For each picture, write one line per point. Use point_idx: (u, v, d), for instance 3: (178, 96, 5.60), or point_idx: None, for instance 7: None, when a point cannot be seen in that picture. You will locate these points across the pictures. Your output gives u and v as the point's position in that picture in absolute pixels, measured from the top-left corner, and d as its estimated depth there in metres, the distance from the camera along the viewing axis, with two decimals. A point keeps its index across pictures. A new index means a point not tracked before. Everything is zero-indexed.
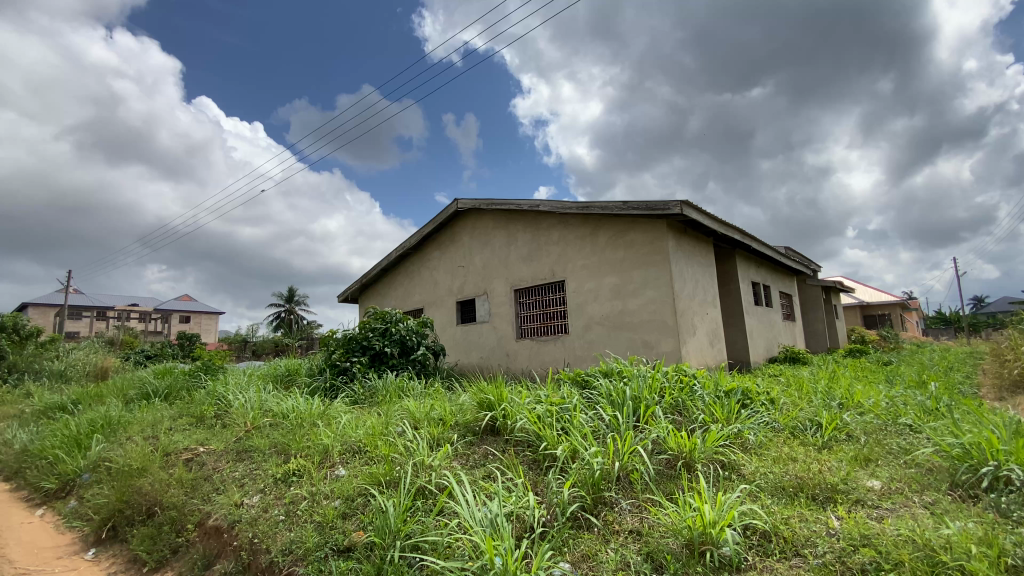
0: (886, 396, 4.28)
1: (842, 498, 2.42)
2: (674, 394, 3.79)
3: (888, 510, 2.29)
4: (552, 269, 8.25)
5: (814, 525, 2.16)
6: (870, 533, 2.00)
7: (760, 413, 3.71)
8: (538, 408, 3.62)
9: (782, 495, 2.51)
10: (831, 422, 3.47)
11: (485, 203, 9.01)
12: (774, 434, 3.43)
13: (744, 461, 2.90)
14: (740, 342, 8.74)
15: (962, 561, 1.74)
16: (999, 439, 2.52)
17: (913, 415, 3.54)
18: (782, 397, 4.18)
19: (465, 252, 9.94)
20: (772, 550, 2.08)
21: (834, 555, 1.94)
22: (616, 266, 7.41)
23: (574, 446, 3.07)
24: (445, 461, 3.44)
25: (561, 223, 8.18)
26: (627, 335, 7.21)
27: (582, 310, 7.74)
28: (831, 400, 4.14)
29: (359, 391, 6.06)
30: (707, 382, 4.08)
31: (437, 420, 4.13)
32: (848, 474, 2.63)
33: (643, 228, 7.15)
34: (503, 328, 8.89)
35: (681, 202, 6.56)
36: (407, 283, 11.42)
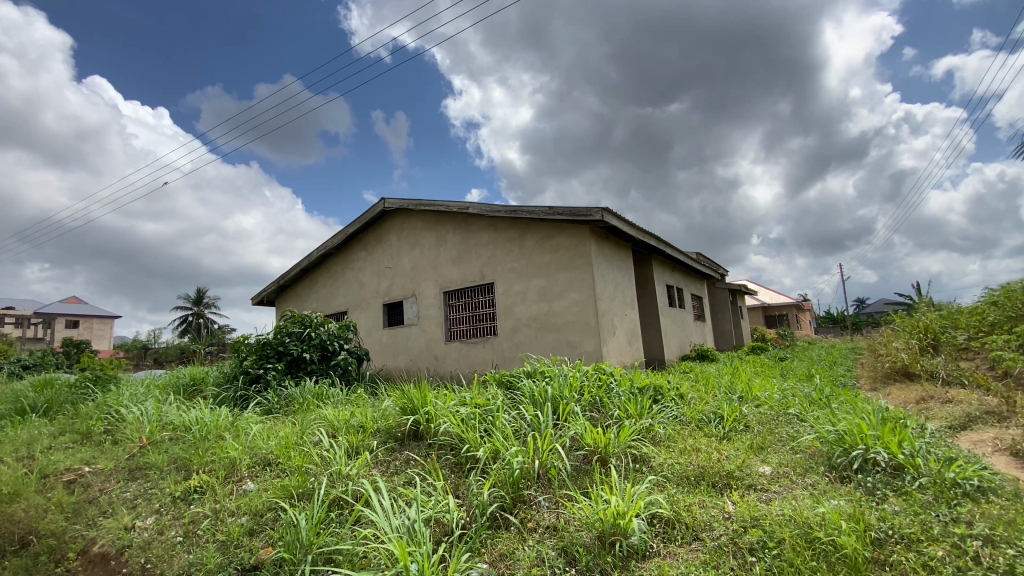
0: (779, 389, 4.72)
1: (738, 484, 2.63)
2: (592, 392, 3.93)
3: (775, 493, 2.53)
4: (481, 271, 8.26)
5: (712, 510, 2.33)
6: (758, 515, 2.18)
7: (670, 408, 3.95)
8: (461, 411, 3.59)
9: (687, 484, 2.68)
10: (731, 415, 3.76)
11: (413, 203, 8.86)
12: (682, 427, 3.67)
13: (653, 454, 3.06)
14: (656, 341, 9.24)
15: (832, 536, 1.94)
16: (867, 426, 2.85)
17: (800, 405, 3.94)
18: (690, 392, 4.48)
19: (392, 252, 9.71)
20: (675, 536, 2.22)
21: (728, 537, 2.10)
22: (542, 269, 7.57)
23: (494, 447, 3.09)
24: (364, 470, 3.35)
25: (490, 226, 8.22)
26: (552, 336, 7.37)
27: (510, 311, 7.82)
28: (732, 394, 4.50)
29: (273, 400, 5.72)
30: (623, 380, 4.28)
31: (356, 428, 3.99)
32: (743, 462, 2.86)
33: (568, 233, 7.36)
34: (431, 330, 8.78)
35: (603, 209, 6.81)
36: (331, 285, 10.93)
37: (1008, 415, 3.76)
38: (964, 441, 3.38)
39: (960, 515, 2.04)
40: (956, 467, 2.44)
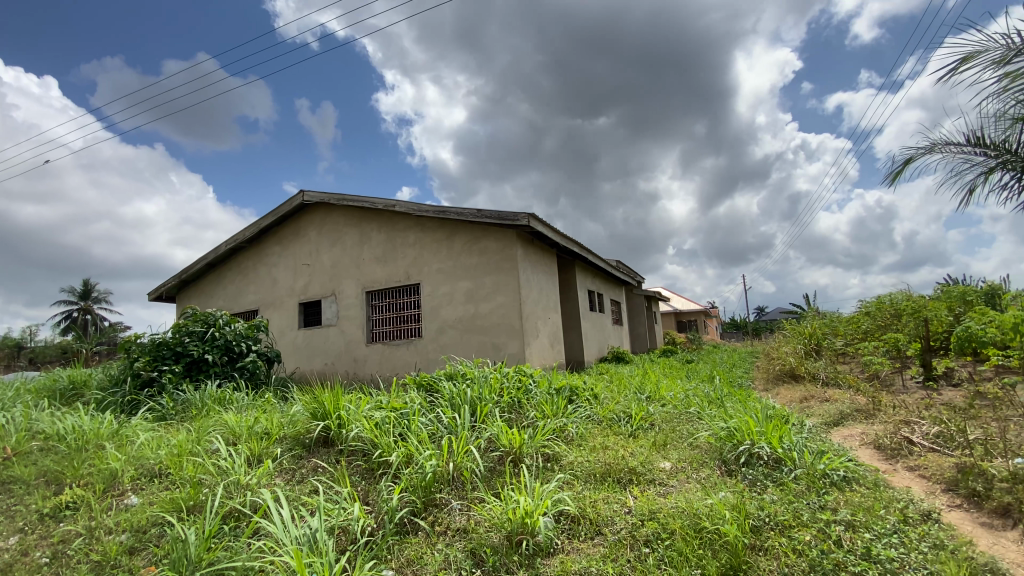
0: (683, 389, 5.06)
1: (640, 480, 2.78)
2: (511, 394, 3.97)
3: (672, 487, 2.70)
4: (406, 271, 8.09)
5: (614, 505, 2.45)
6: (655, 509, 2.32)
7: (584, 408, 4.10)
8: (375, 415, 3.47)
9: (594, 480, 2.79)
10: (639, 414, 3.97)
11: (335, 197, 8.50)
12: (593, 426, 3.82)
13: (565, 452, 3.16)
14: (576, 344, 9.54)
15: (718, 525, 2.10)
16: (755, 422, 3.13)
17: (700, 404, 4.24)
18: (603, 393, 4.68)
19: (311, 249, 9.25)
20: (579, 532, 2.30)
21: (627, 531, 2.22)
22: (468, 271, 7.55)
23: (408, 451, 3.03)
24: (265, 479, 3.16)
25: (417, 225, 8.08)
26: (477, 338, 7.38)
27: (435, 313, 7.73)
28: (641, 394, 4.75)
29: (166, 405, 5.21)
30: (541, 381, 4.37)
31: (260, 435, 3.75)
32: (646, 459, 3.02)
33: (495, 236, 7.41)
34: (351, 331, 8.46)
35: (529, 215, 6.93)
36: (241, 281, 10.20)
37: (872, 412, 4.28)
38: (837, 437, 3.80)
39: (827, 502, 2.29)
40: (826, 459, 2.75)
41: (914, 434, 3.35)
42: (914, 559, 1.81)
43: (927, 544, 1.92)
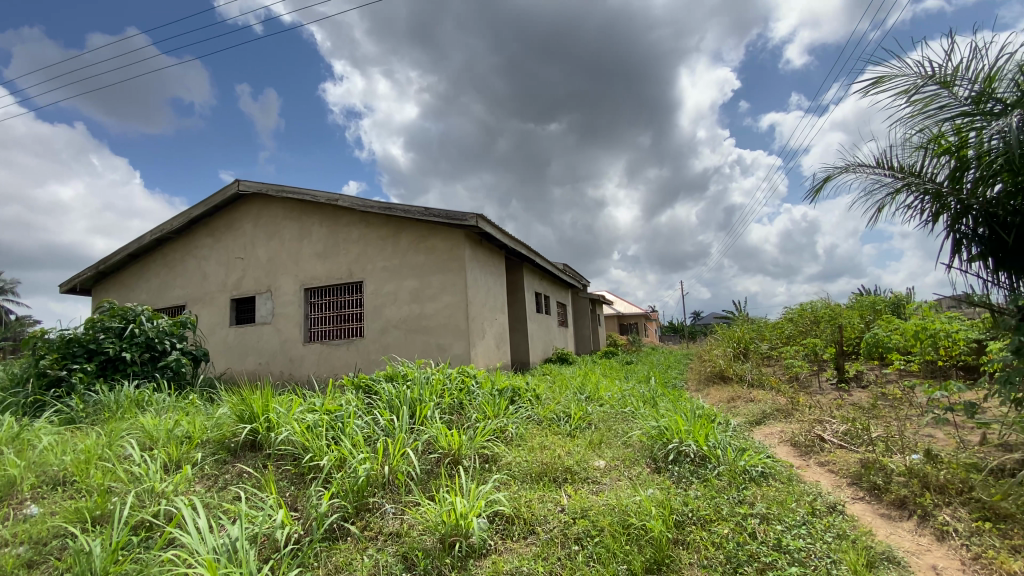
0: (621, 389, 5.21)
1: (575, 479, 2.83)
2: (452, 395, 3.94)
3: (604, 484, 2.78)
4: (348, 268, 7.84)
5: (548, 504, 2.49)
6: (586, 507, 2.38)
7: (525, 408, 4.14)
8: (308, 418, 3.33)
9: (531, 480, 2.83)
10: (577, 413, 4.06)
11: (274, 188, 8.11)
12: (533, 426, 3.86)
13: (503, 453, 3.17)
14: (522, 345, 9.62)
15: (644, 522, 2.17)
16: (684, 421, 3.27)
17: (636, 404, 4.39)
18: (544, 393, 4.74)
19: (245, 242, 8.77)
20: (512, 532, 2.31)
21: (559, 529, 2.26)
22: (414, 270, 7.43)
23: (340, 455, 2.93)
24: (184, 486, 2.96)
25: (361, 221, 7.86)
26: (421, 339, 7.27)
27: (378, 312, 7.55)
28: (581, 394, 4.86)
29: (75, 407, 4.76)
30: (483, 382, 4.37)
31: (181, 439, 3.51)
32: (582, 457, 3.09)
33: (443, 235, 7.33)
34: (288, 330, 8.10)
35: (477, 215, 6.90)
36: (166, 275, 9.51)
37: (790, 412, 4.60)
38: (758, 435, 4.05)
39: (745, 497, 2.44)
40: (747, 456, 2.92)
41: (825, 432, 3.62)
42: (819, 547, 1.96)
43: (832, 534, 2.08)
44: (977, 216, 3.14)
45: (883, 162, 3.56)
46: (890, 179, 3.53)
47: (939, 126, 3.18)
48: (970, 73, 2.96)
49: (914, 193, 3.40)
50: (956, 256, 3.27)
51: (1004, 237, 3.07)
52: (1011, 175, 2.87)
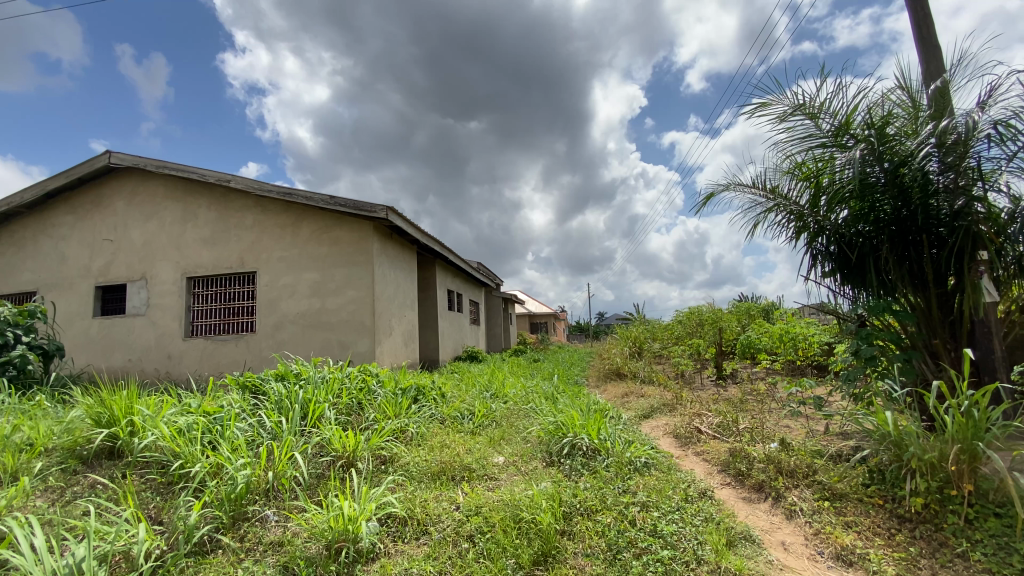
0: (525, 387, 5.32)
1: (474, 476, 2.84)
2: (351, 395, 3.76)
3: (500, 481, 2.81)
4: (240, 257, 7.20)
5: (443, 503, 2.47)
6: (480, 504, 2.40)
7: (428, 407, 4.08)
8: (180, 421, 3.00)
9: (427, 480, 2.78)
10: (480, 411, 4.08)
11: (153, 163, 7.24)
12: (435, 425, 3.81)
13: (402, 453, 3.10)
14: (431, 343, 9.46)
15: (534, 515, 2.22)
16: (579, 416, 3.41)
17: (538, 401, 4.51)
18: (449, 391, 4.70)
19: (115, 222, 7.73)
20: (405, 534, 2.26)
21: (452, 528, 2.25)
22: (316, 261, 7.01)
23: (216, 461, 2.68)
24: (19, 502, 2.53)
25: (257, 206, 7.25)
26: (321, 335, 6.88)
27: (272, 306, 7.03)
28: (486, 392, 4.89)
29: None
30: (386, 381, 4.22)
31: (18, 447, 2.99)
32: (480, 454, 3.12)
33: (349, 227, 6.98)
34: (165, 323, 7.27)
35: (387, 208, 6.61)
36: (12, 255, 8.12)
37: (675, 406, 5.00)
38: (646, 428, 4.36)
39: (628, 486, 2.60)
40: (633, 449, 3.13)
41: (702, 424, 3.98)
42: (688, 531, 2.13)
43: (700, 518, 2.28)
44: (829, 236, 3.61)
45: (759, 183, 3.98)
46: (763, 199, 3.96)
47: (804, 155, 3.65)
48: (832, 109, 3.39)
49: (782, 212, 3.84)
50: (812, 270, 3.75)
51: (848, 255, 3.56)
52: (856, 202, 3.34)
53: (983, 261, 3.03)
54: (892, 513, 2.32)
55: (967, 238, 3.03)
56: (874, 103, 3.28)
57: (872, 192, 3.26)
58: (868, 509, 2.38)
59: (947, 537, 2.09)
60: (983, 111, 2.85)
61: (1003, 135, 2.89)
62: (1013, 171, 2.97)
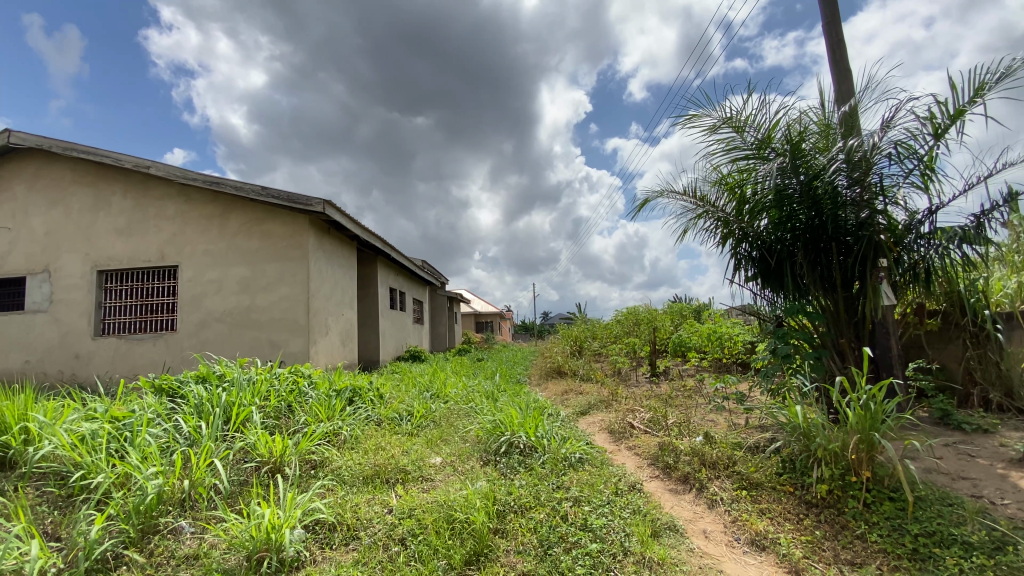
0: (466, 386, 5.29)
1: (408, 478, 2.78)
2: (279, 398, 3.58)
3: (436, 481, 2.78)
4: (160, 250, 6.68)
5: (376, 507, 2.41)
6: (413, 506, 2.36)
7: (364, 409, 3.96)
8: (83, 427, 2.74)
9: (359, 484, 2.70)
10: (419, 412, 4.01)
11: (59, 144, 6.57)
12: (371, 427, 3.71)
13: (334, 457, 2.99)
14: (371, 343, 9.20)
15: (467, 514, 2.22)
16: (517, 415, 3.44)
17: (479, 400, 4.50)
18: (387, 391, 4.59)
19: (12, 207, 6.95)
20: (333, 540, 2.18)
21: (383, 532, 2.19)
22: (246, 256, 6.63)
23: (124, 471, 2.47)
24: None
25: (180, 195, 6.75)
26: (250, 334, 6.52)
27: (196, 303, 6.57)
28: (426, 392, 4.82)
29: None
30: (319, 382, 4.06)
31: None
32: (417, 456, 3.07)
33: (282, 220, 6.65)
34: (70, 320, 6.61)
35: (324, 201, 6.35)
36: None
37: (611, 402, 5.16)
38: (583, 424, 4.47)
39: (562, 482, 2.65)
40: (569, 445, 3.19)
41: (635, 419, 4.14)
42: (617, 523, 2.20)
43: (629, 511, 2.36)
44: (752, 242, 3.85)
45: (689, 190, 4.17)
46: (693, 206, 4.16)
47: (730, 166, 3.85)
48: (755, 123, 3.61)
49: (710, 219, 4.05)
50: (737, 274, 3.99)
51: (769, 260, 3.82)
52: (776, 211, 3.58)
53: (882, 268, 3.35)
54: (801, 500, 2.50)
55: (870, 247, 3.34)
56: (792, 120, 3.52)
57: (789, 203, 3.51)
58: (780, 497, 2.55)
59: (848, 520, 2.29)
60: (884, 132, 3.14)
61: (901, 154, 3.20)
62: (909, 186, 3.31)
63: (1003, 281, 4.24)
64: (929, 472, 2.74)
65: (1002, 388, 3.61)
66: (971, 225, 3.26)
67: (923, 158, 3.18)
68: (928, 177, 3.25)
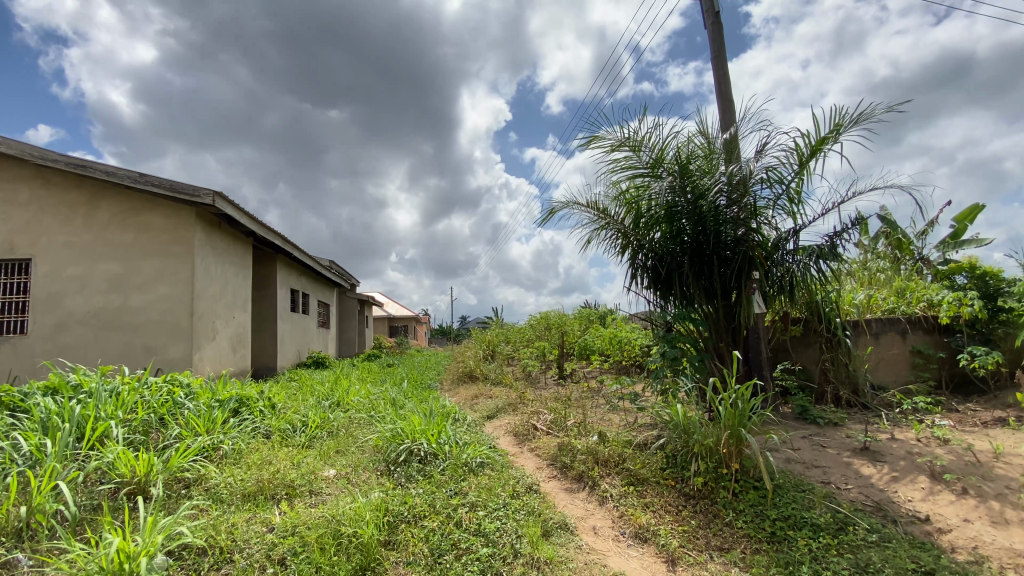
0: (370, 393, 5.09)
1: (296, 493, 2.61)
2: (150, 410, 3.21)
3: (326, 495, 2.64)
4: (7, 240, 5.75)
5: (255, 526, 2.24)
6: (297, 523, 2.22)
7: (251, 421, 3.67)
8: None
9: (238, 502, 2.49)
10: (314, 423, 3.79)
11: None
12: (258, 440, 3.44)
13: (212, 474, 2.74)
14: (268, 348, 8.60)
15: (355, 528, 2.12)
16: (419, 422, 3.38)
17: (382, 407, 4.35)
18: (280, 400, 4.28)
19: None
20: (203, 565, 1.99)
21: (261, 552, 2.04)
22: (118, 250, 5.88)
23: None
24: None
25: (36, 178, 5.86)
26: (121, 338, 5.81)
27: (53, 302, 5.73)
28: (324, 401, 4.57)
29: None
30: (200, 392, 3.70)
31: None
32: (308, 469, 2.90)
33: (163, 211, 5.96)
34: None
35: (214, 193, 5.80)
36: None
37: (517, 405, 5.25)
38: (490, 428, 4.50)
39: (460, 488, 2.64)
40: (470, 450, 3.19)
41: (538, 421, 4.24)
42: (509, 526, 2.23)
43: (523, 513, 2.40)
44: (647, 254, 4.13)
45: (592, 203, 4.38)
46: (596, 218, 4.37)
47: (629, 182, 4.08)
48: (650, 144, 3.85)
49: (610, 231, 4.29)
50: (633, 283, 4.25)
51: (661, 270, 4.12)
52: (667, 225, 3.87)
53: (754, 280, 3.76)
54: (680, 492, 2.70)
55: (745, 261, 3.73)
56: (681, 143, 3.82)
57: (678, 218, 3.81)
58: (663, 490, 2.74)
59: (719, 509, 2.51)
60: (757, 159, 3.51)
61: (771, 178, 3.60)
62: (778, 208, 3.72)
63: (852, 295, 4.90)
64: (789, 461, 3.08)
65: (850, 386, 4.17)
66: (826, 244, 3.75)
67: (788, 184, 3.60)
68: (791, 201, 3.68)
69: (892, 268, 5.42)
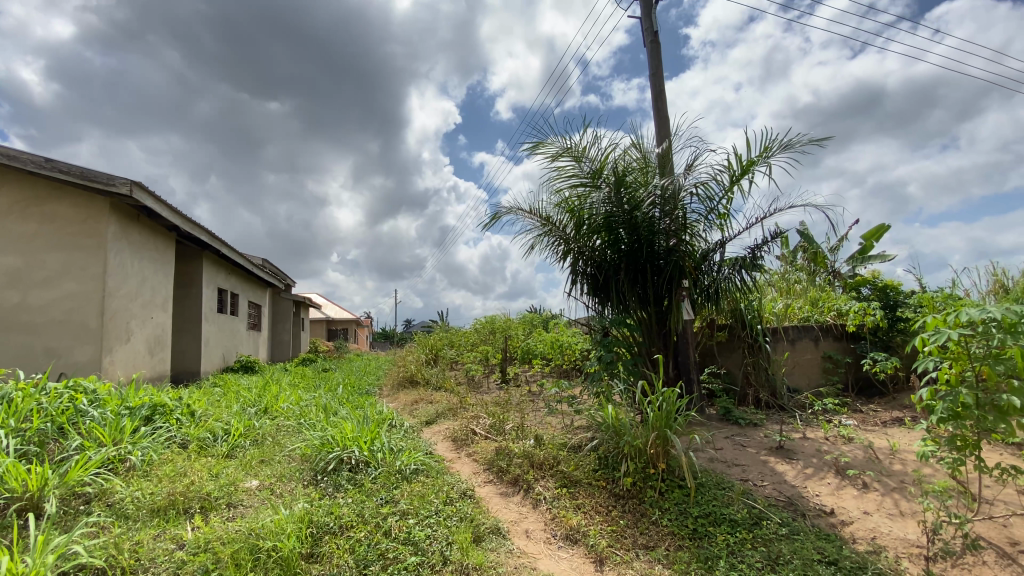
0: (302, 399, 4.87)
1: (211, 507, 2.46)
2: (48, 418, 2.92)
3: (246, 507, 2.50)
4: None
5: (164, 543, 2.08)
6: (211, 539, 2.08)
7: (166, 429, 3.41)
8: None
9: (144, 518, 2.31)
10: (238, 431, 3.57)
11: None
12: (173, 450, 3.20)
13: (118, 488, 2.53)
14: (190, 351, 8.04)
15: (275, 541, 2.03)
16: (351, 429, 3.28)
17: (313, 414, 4.17)
18: (200, 406, 4.01)
19: None
20: None
21: (169, 571, 1.90)
22: (17, 242, 5.32)
23: None
24: None
25: None
26: (19, 339, 5.27)
27: None
28: (251, 408, 4.32)
29: None
30: (107, 398, 3.40)
31: None
32: (228, 480, 2.74)
33: (71, 199, 5.43)
34: None
35: (132, 182, 5.37)
36: None
37: (456, 409, 5.20)
38: (427, 433, 4.43)
39: (391, 496, 2.58)
40: (405, 457, 3.12)
41: (477, 425, 4.22)
42: (440, 533, 2.21)
43: (456, 519, 2.38)
44: (587, 261, 4.25)
45: (535, 210, 4.45)
46: (538, 225, 4.44)
47: (570, 191, 4.18)
48: (591, 155, 3.97)
49: (552, 238, 4.37)
50: (573, 289, 4.36)
51: (599, 277, 4.25)
52: (606, 234, 4.00)
53: (684, 288, 3.95)
54: (611, 493, 2.78)
55: (675, 270, 3.91)
56: (620, 156, 3.98)
57: (616, 228, 3.94)
58: (595, 491, 2.81)
59: (647, 508, 2.60)
60: (688, 174, 3.70)
61: (700, 192, 3.81)
62: (706, 221, 3.94)
63: (772, 304, 5.25)
64: (712, 461, 3.25)
65: (768, 389, 4.46)
66: (749, 255, 4.01)
67: (715, 198, 3.82)
68: (718, 215, 3.90)
69: (808, 280, 5.87)
